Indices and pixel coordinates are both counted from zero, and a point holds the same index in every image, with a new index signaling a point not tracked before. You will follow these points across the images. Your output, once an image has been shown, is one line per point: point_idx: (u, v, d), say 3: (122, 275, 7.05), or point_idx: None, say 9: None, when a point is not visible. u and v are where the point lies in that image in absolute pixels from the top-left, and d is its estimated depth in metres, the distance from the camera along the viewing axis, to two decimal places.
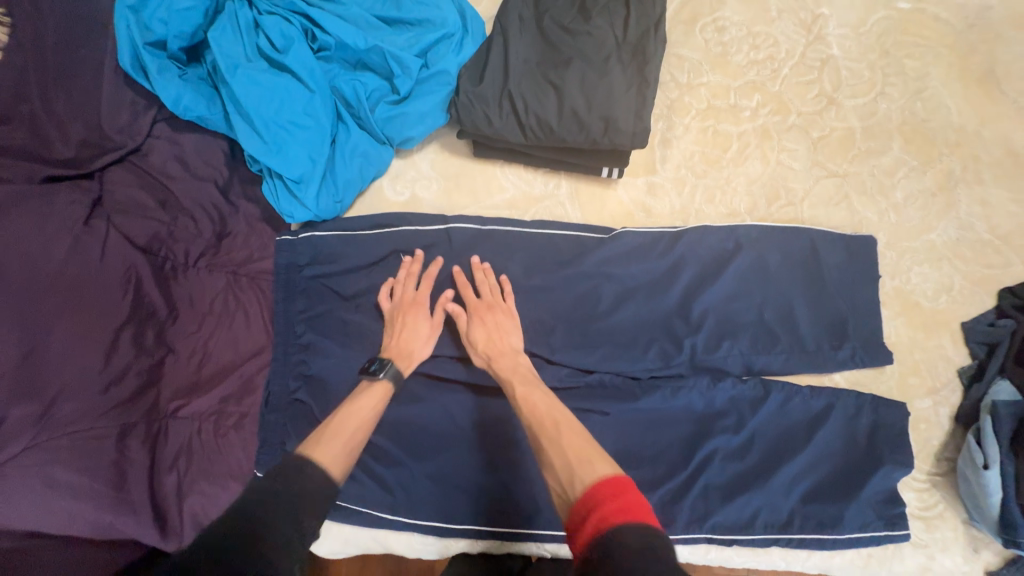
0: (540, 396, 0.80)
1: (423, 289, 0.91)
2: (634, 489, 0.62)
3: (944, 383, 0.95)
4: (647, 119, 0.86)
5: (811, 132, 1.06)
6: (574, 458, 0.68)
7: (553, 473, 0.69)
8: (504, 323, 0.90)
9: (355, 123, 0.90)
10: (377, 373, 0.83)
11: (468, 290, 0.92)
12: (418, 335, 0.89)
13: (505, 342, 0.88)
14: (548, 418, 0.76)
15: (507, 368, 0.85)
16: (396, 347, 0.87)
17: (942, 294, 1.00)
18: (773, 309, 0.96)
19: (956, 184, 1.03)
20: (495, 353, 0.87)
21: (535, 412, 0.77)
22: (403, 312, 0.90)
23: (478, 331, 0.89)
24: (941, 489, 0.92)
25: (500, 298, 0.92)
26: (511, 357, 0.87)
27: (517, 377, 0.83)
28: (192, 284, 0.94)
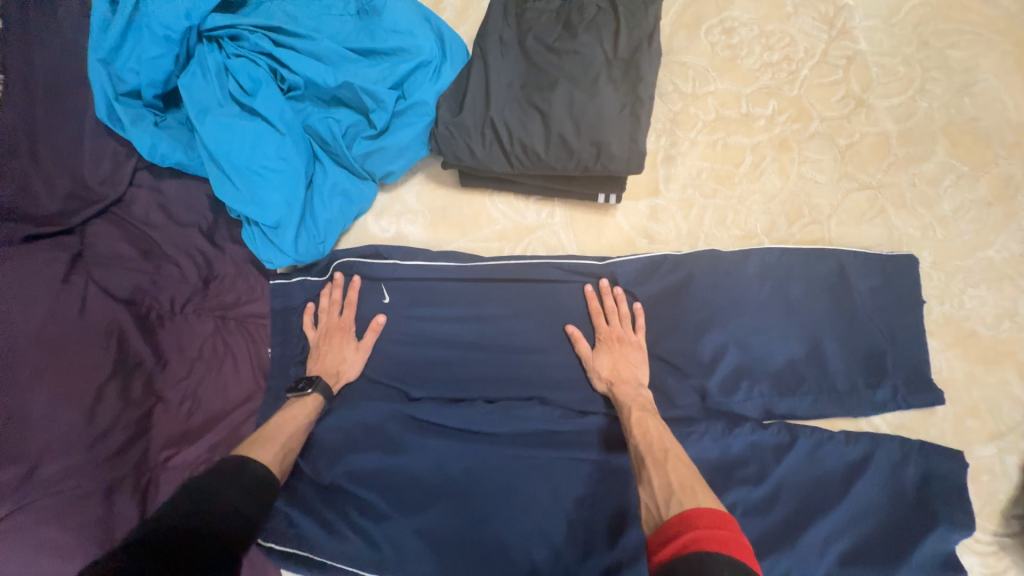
0: (658, 429, 0.77)
1: (348, 313, 0.91)
2: (738, 529, 0.59)
3: (1011, 427, 0.81)
4: (642, 142, 0.78)
5: (837, 140, 0.94)
6: (677, 483, 0.68)
7: (648, 489, 0.69)
8: (634, 357, 0.86)
9: (333, 162, 0.87)
10: (307, 390, 0.85)
11: (598, 319, 0.88)
12: (346, 355, 0.89)
13: (631, 373, 0.85)
14: (657, 445, 0.75)
15: (627, 395, 0.82)
16: (320, 367, 0.88)
17: (1005, 320, 0.85)
18: (796, 344, 0.85)
19: (1017, 191, 0.89)
20: (619, 379, 0.84)
21: (647, 436, 0.76)
22: (329, 334, 0.90)
23: (603, 358, 0.86)
24: (1010, 553, 0.78)
25: (627, 328, 0.87)
26: (632, 386, 0.84)
27: (635, 403, 0.81)
28: (179, 330, 0.93)
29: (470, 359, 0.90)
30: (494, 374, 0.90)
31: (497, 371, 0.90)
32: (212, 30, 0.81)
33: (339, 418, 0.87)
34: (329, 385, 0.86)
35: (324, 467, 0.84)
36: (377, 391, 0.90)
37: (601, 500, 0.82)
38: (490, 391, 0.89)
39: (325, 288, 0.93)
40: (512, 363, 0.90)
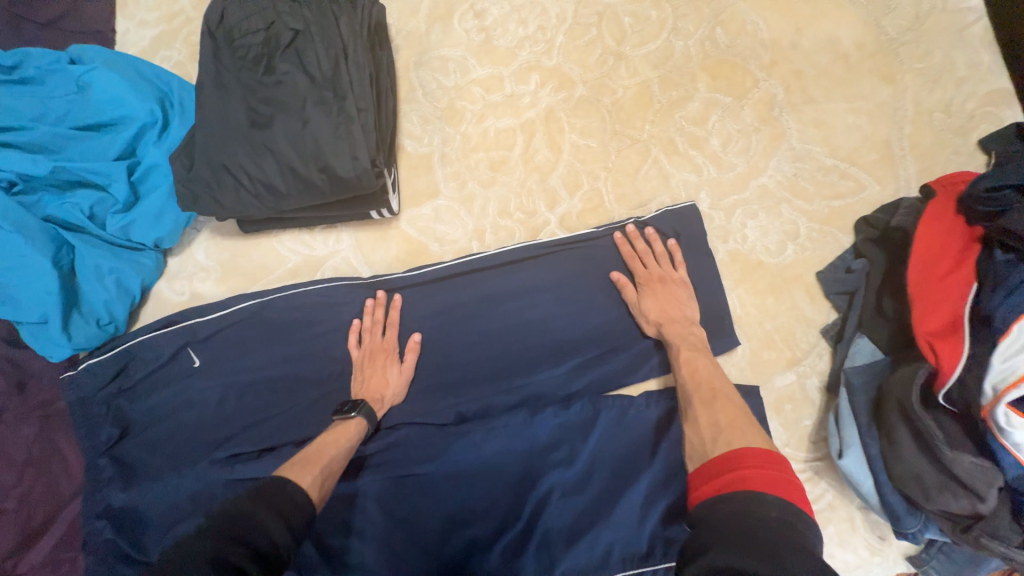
0: (707, 366, 0.74)
1: (392, 334, 0.87)
2: (788, 471, 0.59)
3: (807, 351, 0.81)
4: (364, 155, 0.76)
5: (602, 100, 0.92)
6: (726, 424, 0.67)
7: (694, 427, 0.69)
8: (682, 294, 0.80)
9: (89, 243, 0.85)
10: (350, 413, 0.81)
11: (374, 330, 0.88)
12: (389, 379, 0.86)
13: (680, 312, 0.80)
14: (706, 383, 0.73)
15: (677, 334, 0.78)
16: (365, 392, 0.85)
17: (789, 243, 0.84)
18: (588, 316, 0.85)
19: (781, 111, 0.87)
20: (665, 321, 0.79)
21: (697, 376, 0.73)
22: (372, 356, 0.87)
23: (648, 301, 0.81)
24: (824, 476, 0.78)
25: (669, 266, 0.82)
26: (682, 326, 0.79)
27: (685, 342, 0.77)
28: (3, 440, 0.93)
29: (285, 401, 0.89)
30: (305, 415, 0.88)
31: (306, 409, 0.88)
32: None
33: (153, 495, 0.86)
34: (374, 408, 0.83)
35: (150, 542, 0.84)
36: (194, 463, 0.87)
37: (423, 517, 0.81)
38: (303, 431, 0.87)
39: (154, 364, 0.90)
40: (323, 399, 0.89)
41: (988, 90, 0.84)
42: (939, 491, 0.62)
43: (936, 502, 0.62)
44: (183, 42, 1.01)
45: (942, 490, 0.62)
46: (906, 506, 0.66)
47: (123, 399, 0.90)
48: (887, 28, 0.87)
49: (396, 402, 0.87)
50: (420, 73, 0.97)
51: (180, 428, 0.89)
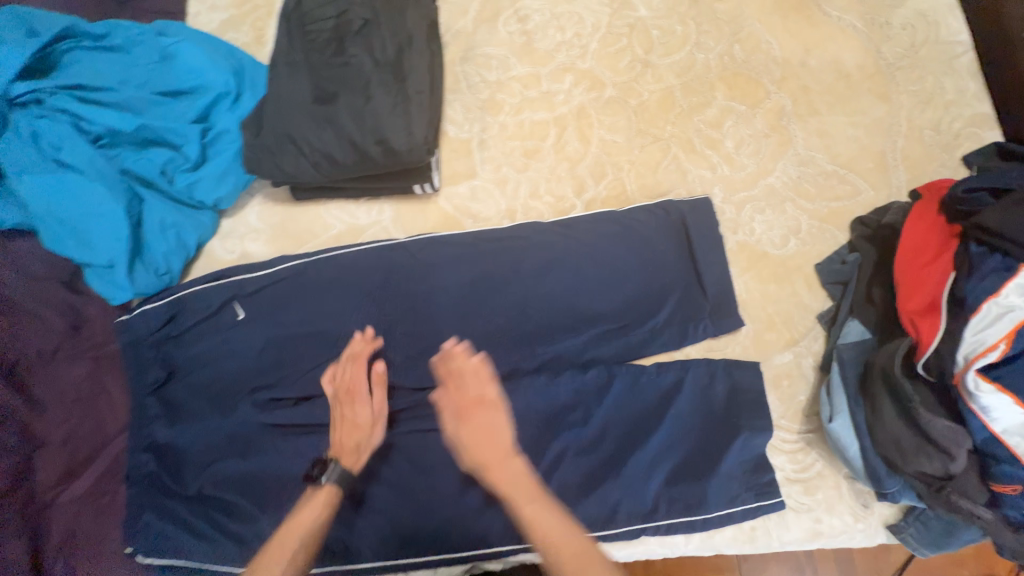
0: (543, 514, 0.71)
1: (354, 373, 0.88)
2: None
3: (804, 333, 0.89)
4: (418, 132, 0.86)
5: (629, 102, 1.02)
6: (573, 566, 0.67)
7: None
8: (494, 420, 0.80)
9: (158, 198, 0.93)
10: (319, 475, 0.79)
11: (342, 372, 0.88)
12: (361, 422, 0.85)
13: (496, 453, 0.77)
14: (553, 547, 0.69)
15: (502, 479, 0.75)
16: (340, 441, 0.84)
17: (791, 238, 0.94)
18: (609, 290, 0.93)
19: (789, 121, 0.97)
20: (483, 463, 0.77)
21: (530, 528, 0.71)
22: (344, 400, 0.87)
23: (464, 431, 0.80)
24: (816, 447, 0.85)
25: (479, 386, 0.83)
26: (504, 464, 0.76)
27: (526, 493, 0.74)
28: (50, 376, 0.98)
29: (322, 355, 0.95)
30: None
31: (342, 364, 0.94)
32: (18, 97, 0.86)
33: (199, 433, 0.93)
34: (345, 465, 0.81)
35: (190, 477, 0.91)
36: (237, 406, 0.93)
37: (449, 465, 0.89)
38: None
39: (206, 314, 0.96)
40: None
41: (972, 113, 0.94)
42: (917, 453, 0.70)
43: (913, 463, 0.70)
44: (252, 25, 1.11)
45: (918, 452, 0.70)
46: (887, 469, 0.74)
47: (172, 343, 0.96)
48: (885, 53, 0.98)
49: (374, 443, 0.85)
50: (465, 67, 1.07)
51: (222, 375, 0.94)
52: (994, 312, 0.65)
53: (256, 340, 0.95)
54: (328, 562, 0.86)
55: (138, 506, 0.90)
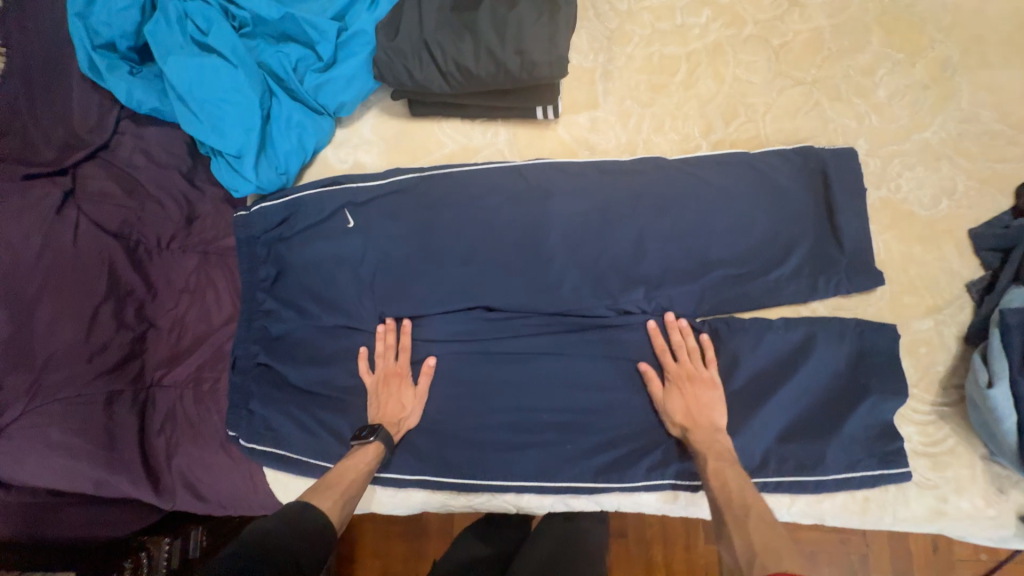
0: (738, 480, 0.72)
1: (405, 357, 0.91)
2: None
3: (949, 300, 0.82)
4: (562, 45, 0.83)
5: (771, 41, 0.95)
6: (761, 543, 0.63)
7: (728, 550, 0.65)
8: (707, 397, 0.82)
9: (287, 96, 0.94)
10: (369, 438, 0.84)
11: (387, 355, 0.92)
12: (405, 403, 0.89)
13: (708, 417, 0.80)
14: (737, 499, 0.70)
15: (703, 442, 0.78)
16: (382, 416, 0.88)
17: (943, 198, 0.86)
18: (735, 234, 0.87)
19: (954, 73, 0.89)
20: (693, 424, 0.80)
21: (726, 488, 0.71)
22: (386, 380, 0.90)
23: (675, 401, 0.82)
24: (950, 421, 0.79)
25: (696, 364, 0.84)
26: (709, 433, 0.79)
27: (710, 451, 0.77)
28: (165, 264, 1.02)
29: (428, 270, 0.93)
30: (445, 282, 0.92)
31: (448, 282, 0.92)
32: None
33: (307, 331, 0.96)
34: (391, 432, 0.86)
35: (292, 373, 0.95)
36: (343, 309, 0.95)
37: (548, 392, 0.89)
38: (443, 299, 0.92)
39: (319, 217, 0.96)
40: (462, 273, 0.92)
41: None
42: None
43: None
44: None
45: None
46: None
47: (284, 244, 0.97)
48: None
49: (413, 424, 0.90)
50: None
51: (329, 278, 0.95)
52: None
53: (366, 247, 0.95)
54: (433, 475, 0.90)
55: (246, 393, 0.95)
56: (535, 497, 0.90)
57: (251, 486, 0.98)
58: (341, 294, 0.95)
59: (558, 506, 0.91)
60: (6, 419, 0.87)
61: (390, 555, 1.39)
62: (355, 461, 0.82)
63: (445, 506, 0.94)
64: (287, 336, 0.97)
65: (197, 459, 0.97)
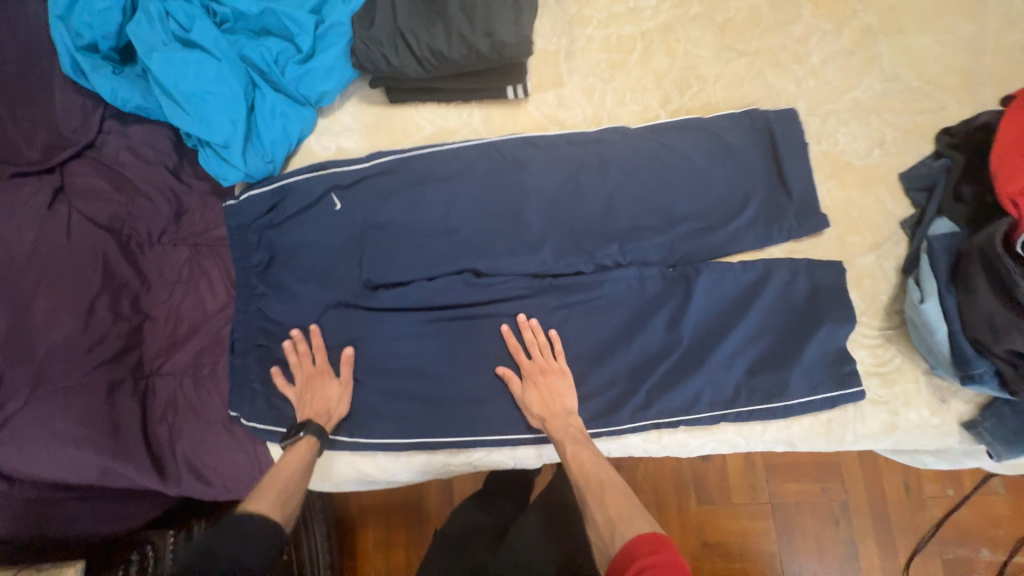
0: (591, 458, 0.81)
1: (319, 356, 0.95)
2: (670, 545, 0.64)
3: (887, 237, 0.92)
4: (526, 26, 0.90)
5: (715, 18, 1.05)
6: (617, 516, 0.71)
7: (593, 526, 0.72)
8: (559, 385, 0.90)
9: (270, 87, 0.99)
10: (298, 434, 0.89)
11: (303, 360, 0.95)
12: (332, 396, 0.94)
13: (561, 406, 0.89)
14: (593, 476, 0.78)
15: (559, 428, 0.87)
16: (309, 412, 0.92)
17: (875, 148, 0.96)
18: (695, 192, 0.96)
19: (875, 39, 1.00)
20: (548, 415, 0.88)
21: (581, 466, 0.79)
22: (309, 382, 0.94)
23: (531, 394, 0.90)
24: (895, 343, 0.88)
25: (550, 357, 0.92)
26: (563, 419, 0.88)
27: (567, 436, 0.85)
28: (157, 257, 1.05)
29: (416, 243, 0.98)
30: (432, 253, 0.98)
31: (434, 253, 0.98)
32: None
33: (301, 312, 0.99)
34: (320, 424, 0.91)
35: None
36: (335, 286, 0.99)
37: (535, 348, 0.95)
38: (431, 269, 0.98)
39: (308, 202, 1.01)
40: (448, 243, 0.98)
41: None
42: (1008, 329, 0.73)
43: (1004, 341, 0.74)
44: None
45: (1009, 328, 0.73)
46: (974, 350, 0.77)
47: (274, 229, 1.01)
48: None
49: (344, 411, 0.94)
50: None
51: (319, 259, 1.00)
52: None
53: (356, 227, 1.00)
54: (432, 437, 0.94)
55: (246, 375, 0.98)
56: (529, 450, 0.96)
57: (256, 466, 1.00)
58: (332, 273, 0.99)
59: (553, 456, 0.97)
60: (9, 411, 0.88)
61: (392, 544, 1.42)
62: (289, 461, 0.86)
63: (445, 466, 0.99)
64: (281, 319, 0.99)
65: (202, 443, 0.99)
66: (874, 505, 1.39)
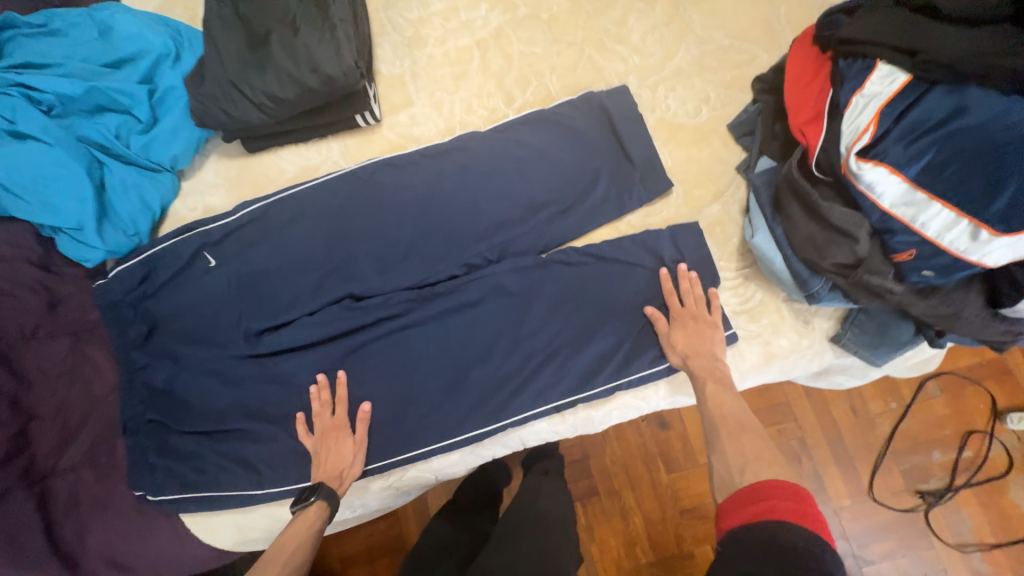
0: (731, 400, 0.82)
1: (340, 410, 0.93)
2: (812, 502, 0.61)
3: (728, 184, 0.98)
4: (347, 56, 0.94)
5: (541, 17, 1.12)
6: (751, 455, 0.72)
7: (721, 459, 0.75)
8: (709, 333, 0.89)
9: (117, 162, 0.99)
10: (310, 498, 0.86)
11: (323, 412, 0.94)
12: (346, 453, 0.92)
13: (707, 348, 0.89)
14: (731, 419, 0.80)
15: (703, 368, 0.87)
16: (324, 473, 0.90)
17: (703, 106, 1.03)
18: (548, 177, 1.00)
19: (684, 9, 1.08)
20: (692, 354, 0.89)
21: (722, 409, 0.81)
22: (325, 437, 0.92)
23: (677, 334, 0.91)
24: (753, 280, 0.94)
25: (699, 306, 0.91)
26: (708, 360, 0.88)
27: (711, 376, 0.85)
28: (34, 353, 1.01)
29: (297, 282, 0.99)
30: (314, 289, 0.99)
31: (313, 288, 0.99)
32: None
33: (193, 376, 0.98)
34: (332, 487, 0.88)
35: (187, 417, 0.97)
36: (224, 342, 0.98)
37: (429, 358, 0.96)
38: (313, 303, 0.99)
39: (182, 266, 1.00)
40: (327, 276, 0.99)
41: None
42: (827, 244, 0.80)
43: (828, 255, 0.80)
44: None
45: (828, 242, 0.80)
46: (809, 270, 0.84)
47: (153, 299, 1.01)
48: None
49: (357, 472, 0.92)
50: (389, 12, 1.14)
51: (202, 319, 0.99)
52: (862, 102, 0.74)
53: (234, 279, 1.00)
54: None
55: (143, 452, 0.96)
56: (444, 458, 0.97)
57: (176, 540, 0.98)
58: (218, 331, 0.99)
59: (470, 460, 0.98)
60: None
61: None
62: (303, 525, 0.85)
63: (371, 495, 0.98)
64: (170, 387, 0.98)
65: (112, 533, 0.96)
66: (829, 434, 1.43)
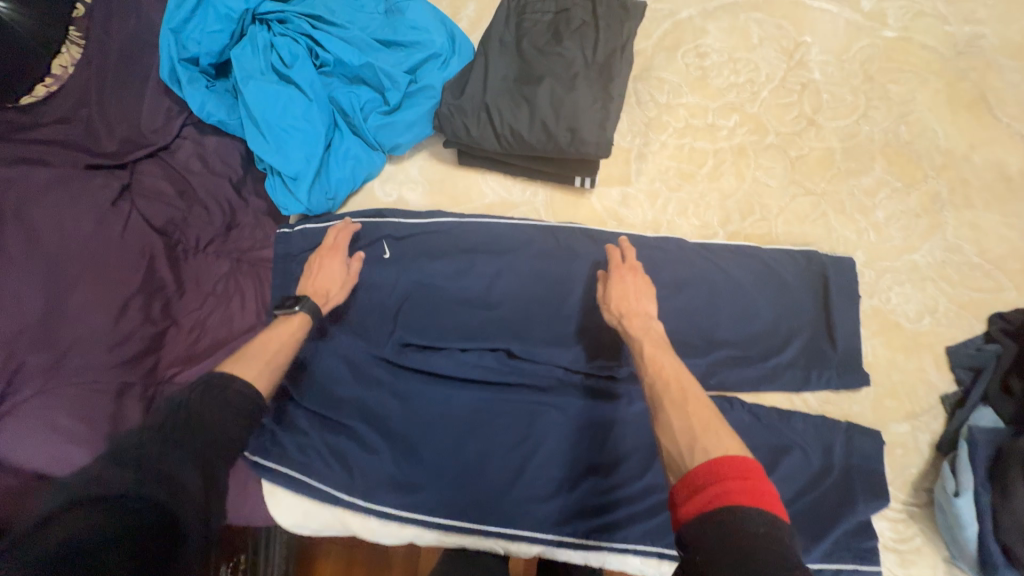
0: (669, 363, 0.75)
1: (341, 236, 0.98)
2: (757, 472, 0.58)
3: (926, 409, 0.91)
4: (609, 130, 0.93)
5: (789, 152, 1.08)
6: (697, 425, 0.65)
7: (669, 433, 0.66)
8: (642, 287, 0.88)
9: (349, 130, 1.02)
10: (293, 306, 0.89)
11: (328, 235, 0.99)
12: (335, 276, 0.95)
13: (641, 308, 0.85)
14: (671, 382, 0.72)
15: (638, 330, 0.82)
16: (310, 289, 0.93)
17: (926, 315, 0.96)
18: (739, 316, 0.94)
19: (942, 207, 1.01)
20: (630, 312, 0.84)
21: (661, 374, 0.73)
22: (320, 255, 0.97)
23: (613, 290, 0.88)
24: (919, 522, 0.86)
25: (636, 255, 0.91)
26: (643, 320, 0.83)
27: (648, 337, 0.80)
28: (198, 267, 1.03)
29: (459, 311, 0.98)
30: (473, 327, 0.97)
31: (474, 326, 0.97)
32: (265, 14, 1.00)
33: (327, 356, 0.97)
34: (316, 303, 0.91)
35: (307, 393, 0.95)
36: (371, 335, 0.99)
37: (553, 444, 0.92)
38: (468, 340, 0.97)
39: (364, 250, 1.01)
40: (490, 319, 0.97)
41: None
42: None
43: None
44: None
45: None
46: (1004, 557, 0.76)
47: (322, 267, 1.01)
48: None
49: (340, 300, 0.95)
50: (639, 85, 1.13)
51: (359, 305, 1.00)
52: None
53: (403, 281, 0.99)
54: (434, 514, 0.91)
55: None
56: (525, 545, 0.90)
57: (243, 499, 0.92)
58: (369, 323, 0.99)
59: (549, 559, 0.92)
60: (20, 396, 0.84)
61: None
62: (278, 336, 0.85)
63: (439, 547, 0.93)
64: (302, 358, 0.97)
65: None
66: None
